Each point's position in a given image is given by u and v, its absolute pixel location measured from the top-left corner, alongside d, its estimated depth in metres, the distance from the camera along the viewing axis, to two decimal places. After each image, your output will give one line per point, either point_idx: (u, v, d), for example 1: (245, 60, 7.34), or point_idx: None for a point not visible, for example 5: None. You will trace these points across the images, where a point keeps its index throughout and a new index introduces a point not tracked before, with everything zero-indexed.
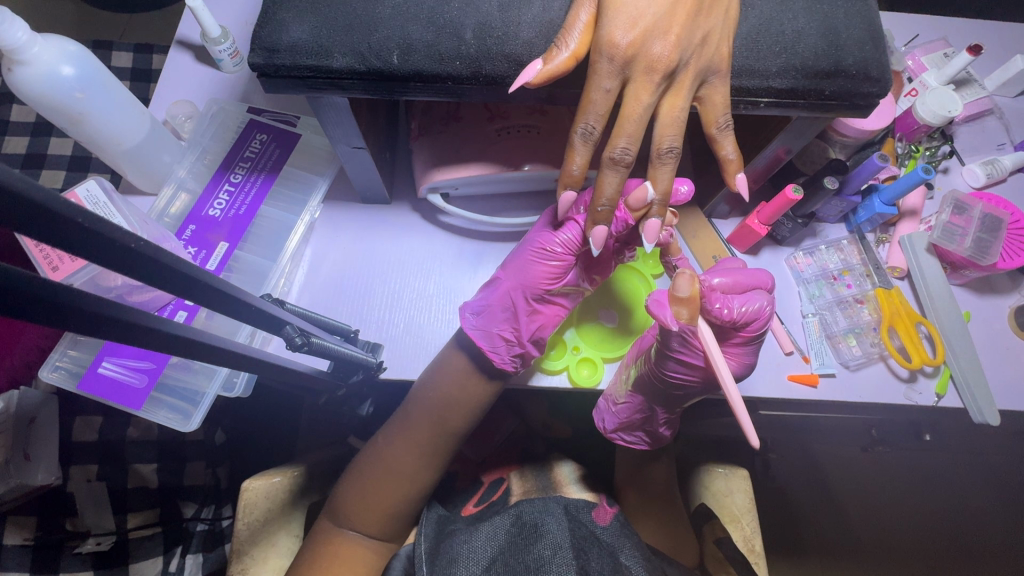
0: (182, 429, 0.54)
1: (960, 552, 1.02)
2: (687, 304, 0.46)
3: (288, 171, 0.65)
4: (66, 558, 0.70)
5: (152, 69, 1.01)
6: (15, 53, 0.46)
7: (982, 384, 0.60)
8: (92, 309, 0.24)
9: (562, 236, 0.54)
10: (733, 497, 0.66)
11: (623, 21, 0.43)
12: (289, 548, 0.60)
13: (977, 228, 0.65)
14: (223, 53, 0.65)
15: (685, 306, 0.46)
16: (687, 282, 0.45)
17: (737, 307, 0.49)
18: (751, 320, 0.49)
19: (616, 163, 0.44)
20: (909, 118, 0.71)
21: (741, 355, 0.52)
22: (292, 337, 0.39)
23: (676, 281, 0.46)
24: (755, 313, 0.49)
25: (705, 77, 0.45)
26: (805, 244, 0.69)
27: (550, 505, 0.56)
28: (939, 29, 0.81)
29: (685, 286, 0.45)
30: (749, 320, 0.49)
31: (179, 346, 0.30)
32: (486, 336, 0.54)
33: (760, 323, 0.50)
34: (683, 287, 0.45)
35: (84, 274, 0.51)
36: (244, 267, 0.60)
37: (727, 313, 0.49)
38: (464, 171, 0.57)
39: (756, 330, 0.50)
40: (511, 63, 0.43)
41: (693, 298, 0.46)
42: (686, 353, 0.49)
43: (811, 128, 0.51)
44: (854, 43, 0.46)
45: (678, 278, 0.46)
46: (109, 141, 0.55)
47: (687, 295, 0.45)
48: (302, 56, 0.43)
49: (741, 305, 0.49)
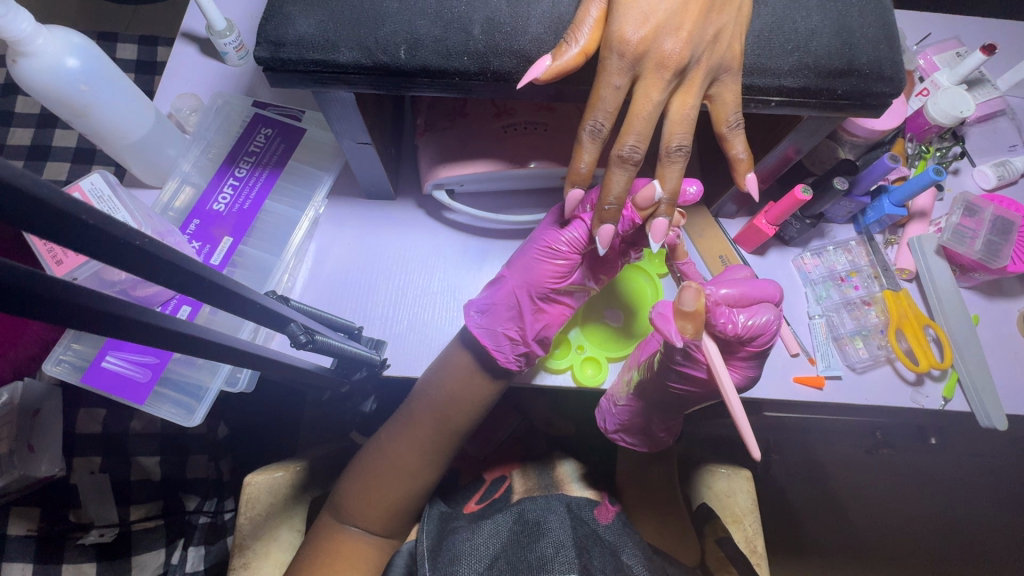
0: (184, 424, 0.54)
1: (961, 554, 1.01)
2: (692, 319, 0.45)
3: (292, 165, 0.64)
4: (70, 549, 0.70)
5: (157, 61, 1.00)
6: (19, 45, 0.46)
7: (990, 389, 0.60)
8: (94, 306, 0.24)
9: (568, 235, 0.53)
10: (736, 497, 0.67)
11: (634, 16, 0.42)
12: (290, 543, 0.60)
13: (988, 231, 0.64)
14: (229, 46, 0.64)
15: (690, 321, 0.45)
16: (692, 296, 0.45)
17: (742, 321, 0.48)
18: (756, 334, 0.49)
19: (624, 161, 0.44)
20: (920, 118, 0.70)
21: (744, 367, 0.52)
22: (296, 335, 0.39)
23: (681, 295, 0.45)
24: (761, 327, 0.49)
25: (715, 74, 0.44)
26: (812, 245, 0.68)
27: (553, 503, 0.56)
28: (952, 28, 0.80)
29: (690, 300, 0.44)
30: (754, 334, 0.49)
31: (182, 343, 0.30)
32: (490, 335, 0.54)
33: (766, 337, 0.49)
34: (689, 301, 0.44)
35: (86, 269, 0.50)
36: (247, 262, 0.60)
37: (731, 327, 0.48)
38: (471, 167, 0.57)
39: (761, 344, 0.49)
40: (520, 58, 0.43)
41: (699, 313, 0.45)
42: (689, 365, 0.49)
43: (821, 129, 0.50)
44: (868, 41, 0.46)
45: (685, 292, 0.45)
46: (113, 134, 0.55)
47: (692, 310, 0.44)
48: (308, 49, 0.42)
49: (747, 318, 0.48)
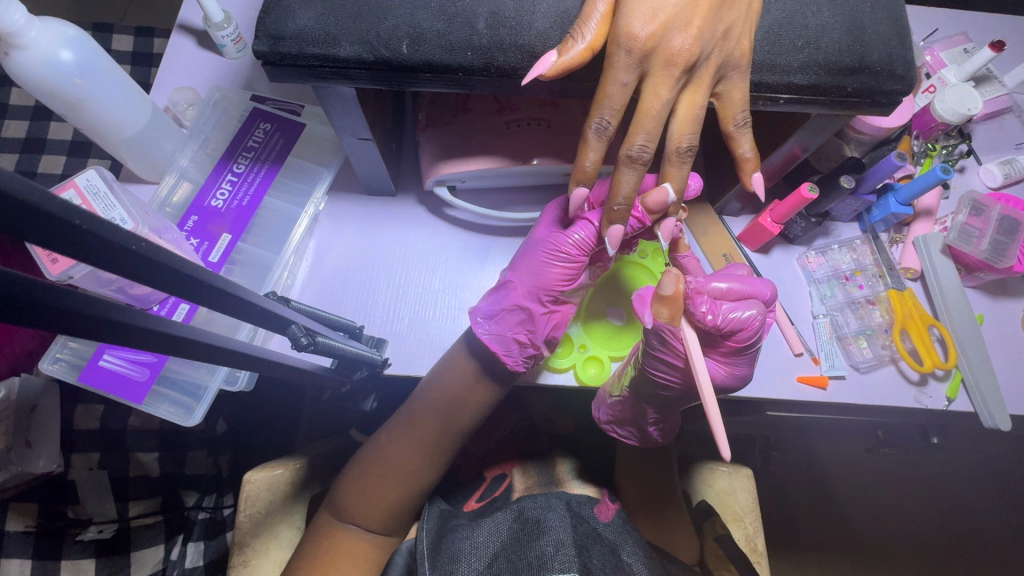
0: (183, 423, 0.53)
1: (959, 552, 1.02)
2: (669, 304, 0.45)
3: (291, 161, 0.63)
4: (69, 545, 0.69)
5: (153, 54, 0.99)
6: (11, 38, 0.45)
7: (994, 389, 0.59)
8: (88, 311, 0.23)
9: (575, 237, 0.53)
10: (737, 496, 0.67)
11: (642, 12, 0.41)
12: (290, 541, 0.60)
13: (994, 230, 0.64)
14: (226, 39, 0.63)
15: (667, 306, 0.45)
16: (671, 280, 0.44)
17: (723, 313, 0.47)
18: (737, 329, 0.48)
19: (633, 161, 0.43)
20: (927, 115, 0.69)
21: (729, 363, 0.51)
22: (297, 337, 0.39)
23: (661, 280, 0.45)
24: (744, 322, 0.48)
25: (724, 71, 0.43)
26: (817, 243, 0.67)
27: (553, 501, 0.55)
28: (960, 23, 0.79)
29: (669, 284, 0.44)
30: (736, 328, 0.48)
31: (179, 346, 0.29)
32: (500, 341, 0.53)
33: (749, 333, 0.48)
34: (667, 285, 0.44)
35: (81, 269, 0.49)
36: (246, 258, 0.59)
37: (711, 318, 0.47)
38: (474, 164, 0.56)
39: (744, 339, 0.49)
40: (524, 54, 0.42)
41: (676, 298, 0.45)
42: (666, 353, 0.48)
43: (830, 126, 0.50)
44: (880, 38, 0.45)
45: (663, 276, 0.45)
46: (109, 128, 0.54)
47: (670, 294, 0.44)
48: (308, 43, 0.41)
49: (729, 311, 0.47)
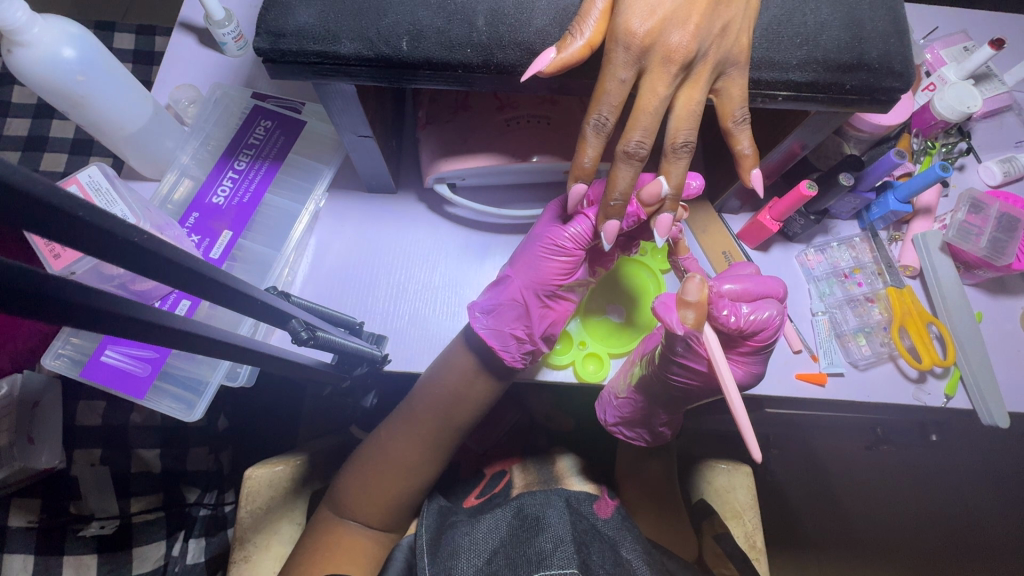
0: (184, 419, 0.54)
1: (959, 549, 1.02)
2: (695, 308, 0.44)
3: (293, 159, 0.64)
4: (70, 540, 0.70)
5: (154, 52, 0.99)
6: (13, 35, 0.45)
7: (992, 387, 0.60)
8: (93, 304, 0.23)
9: (571, 231, 0.53)
10: (736, 493, 0.66)
11: (640, 9, 0.41)
12: (290, 536, 0.60)
13: (994, 228, 0.64)
14: (227, 36, 0.63)
15: (693, 309, 0.44)
16: (696, 286, 0.44)
17: (744, 314, 0.48)
18: (759, 329, 0.48)
19: (630, 157, 0.43)
20: (926, 113, 0.69)
21: (747, 362, 0.52)
22: (298, 331, 0.39)
23: (685, 285, 0.45)
24: (764, 322, 0.48)
25: (722, 68, 0.44)
26: (816, 241, 0.68)
27: (552, 498, 0.55)
28: (960, 21, 0.79)
29: (694, 290, 0.44)
30: (757, 329, 0.48)
31: (180, 340, 0.29)
32: (496, 336, 0.53)
33: (770, 332, 0.49)
34: (693, 291, 0.44)
35: (84, 263, 0.50)
36: (247, 256, 0.60)
37: (734, 321, 0.47)
38: (473, 162, 0.56)
39: (764, 339, 0.49)
40: (523, 51, 0.42)
41: (701, 303, 0.44)
42: (690, 358, 0.49)
43: (829, 123, 0.50)
44: (878, 35, 0.45)
45: (687, 282, 0.45)
46: (111, 125, 0.54)
47: (696, 299, 0.44)
48: (308, 40, 0.42)
49: (749, 312, 0.48)
